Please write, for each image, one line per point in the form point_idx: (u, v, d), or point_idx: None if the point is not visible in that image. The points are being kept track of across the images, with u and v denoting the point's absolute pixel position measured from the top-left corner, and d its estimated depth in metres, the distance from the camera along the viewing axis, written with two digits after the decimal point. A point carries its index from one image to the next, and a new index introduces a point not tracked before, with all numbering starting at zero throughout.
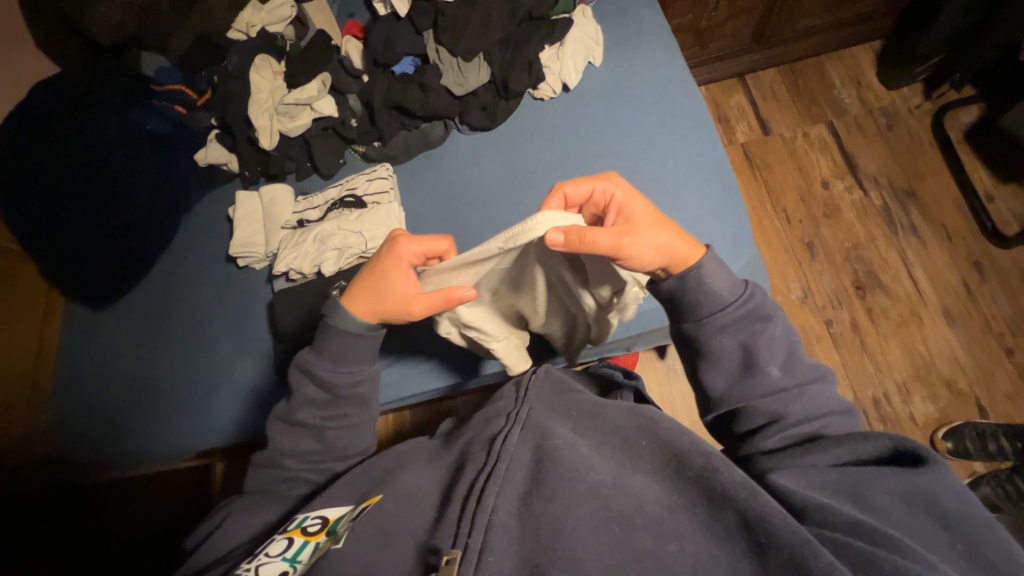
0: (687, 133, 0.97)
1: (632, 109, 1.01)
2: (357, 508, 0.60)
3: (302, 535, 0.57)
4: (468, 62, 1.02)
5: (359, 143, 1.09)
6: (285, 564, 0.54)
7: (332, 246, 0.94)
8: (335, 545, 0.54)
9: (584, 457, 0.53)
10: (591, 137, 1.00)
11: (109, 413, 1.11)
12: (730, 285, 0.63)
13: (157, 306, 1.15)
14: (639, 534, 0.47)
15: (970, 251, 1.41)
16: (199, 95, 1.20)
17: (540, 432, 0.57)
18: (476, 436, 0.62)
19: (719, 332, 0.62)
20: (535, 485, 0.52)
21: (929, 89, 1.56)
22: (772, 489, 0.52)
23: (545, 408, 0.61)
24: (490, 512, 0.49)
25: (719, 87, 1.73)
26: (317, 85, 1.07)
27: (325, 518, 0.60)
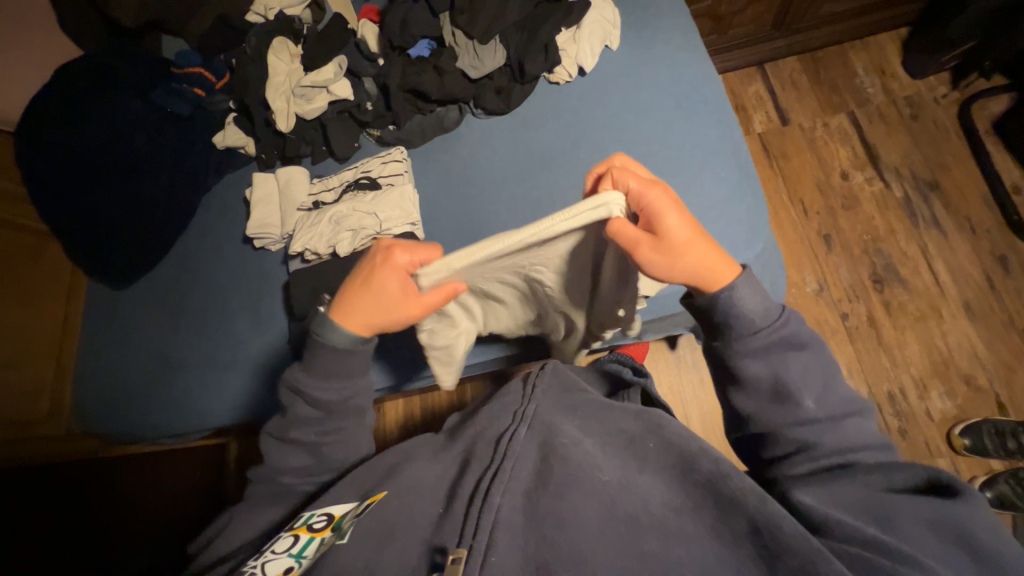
0: (704, 118, 0.96)
1: (649, 94, 1.00)
2: (362, 504, 0.60)
3: (308, 531, 0.58)
4: (484, 45, 1.02)
5: (374, 127, 1.10)
6: (291, 560, 0.56)
7: (347, 227, 0.95)
8: (339, 542, 0.54)
9: (591, 459, 0.55)
10: (606, 122, 1.00)
11: (127, 390, 1.13)
12: (766, 308, 0.58)
13: (178, 286, 1.18)
14: (646, 535, 0.48)
15: (994, 245, 1.38)
16: (217, 79, 1.22)
17: (547, 431, 0.57)
18: (481, 432, 0.61)
19: (747, 355, 0.58)
20: (540, 483, 0.52)
21: (956, 78, 1.52)
22: (795, 508, 0.52)
23: (552, 408, 0.61)
24: (495, 511, 0.48)
25: (737, 76, 1.71)
26: (333, 68, 1.07)
27: (331, 514, 0.61)
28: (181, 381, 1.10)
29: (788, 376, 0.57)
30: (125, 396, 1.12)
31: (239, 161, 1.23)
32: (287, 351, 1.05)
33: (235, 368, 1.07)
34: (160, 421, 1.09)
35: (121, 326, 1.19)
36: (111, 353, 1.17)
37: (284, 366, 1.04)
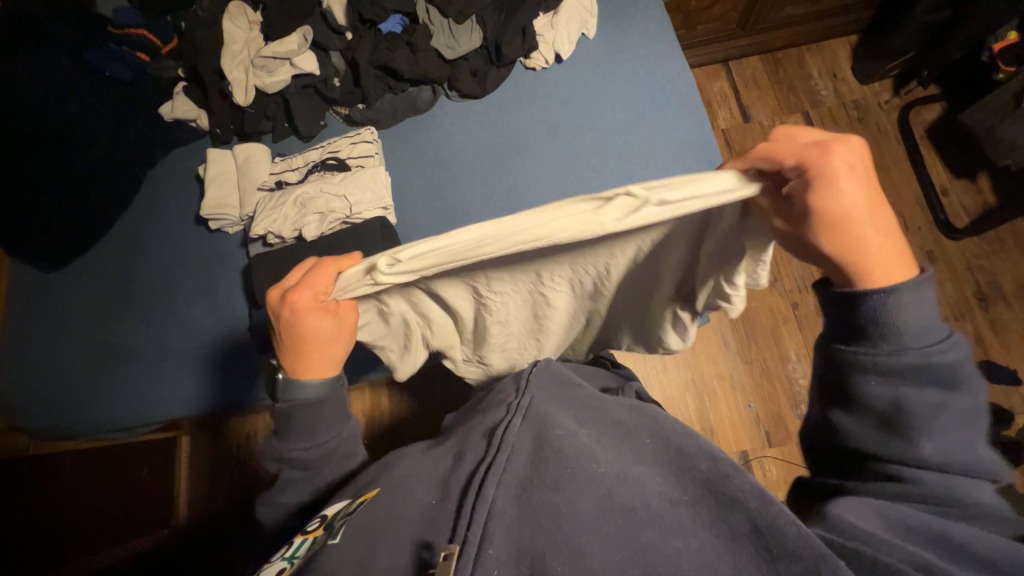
0: (678, 112, 0.98)
1: (625, 84, 1.01)
2: (353, 502, 0.58)
3: (302, 535, 0.58)
4: (459, 24, 0.98)
5: (342, 105, 1.05)
6: (285, 563, 0.55)
7: (313, 210, 0.90)
8: (330, 541, 0.52)
9: (589, 452, 0.54)
10: (584, 111, 1.00)
11: (60, 382, 1.03)
12: (926, 326, 0.46)
13: (122, 269, 1.08)
14: (642, 528, 0.47)
15: (924, 241, 1.50)
16: (164, 43, 1.11)
17: (541, 422, 0.57)
18: (474, 429, 0.62)
19: (878, 375, 0.47)
20: (535, 475, 0.52)
21: (898, 85, 1.63)
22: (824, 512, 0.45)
23: (549, 400, 0.62)
24: (489, 504, 0.48)
25: (704, 72, 1.76)
26: (297, 39, 1.00)
27: (324, 515, 0.60)
28: (127, 372, 1.01)
29: (915, 413, 0.46)
30: (63, 386, 1.03)
31: (192, 136, 1.13)
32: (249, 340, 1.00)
33: (190, 357, 1.01)
34: (103, 413, 1.00)
35: (55, 311, 1.08)
36: (45, 342, 1.06)
37: (247, 355, 0.99)
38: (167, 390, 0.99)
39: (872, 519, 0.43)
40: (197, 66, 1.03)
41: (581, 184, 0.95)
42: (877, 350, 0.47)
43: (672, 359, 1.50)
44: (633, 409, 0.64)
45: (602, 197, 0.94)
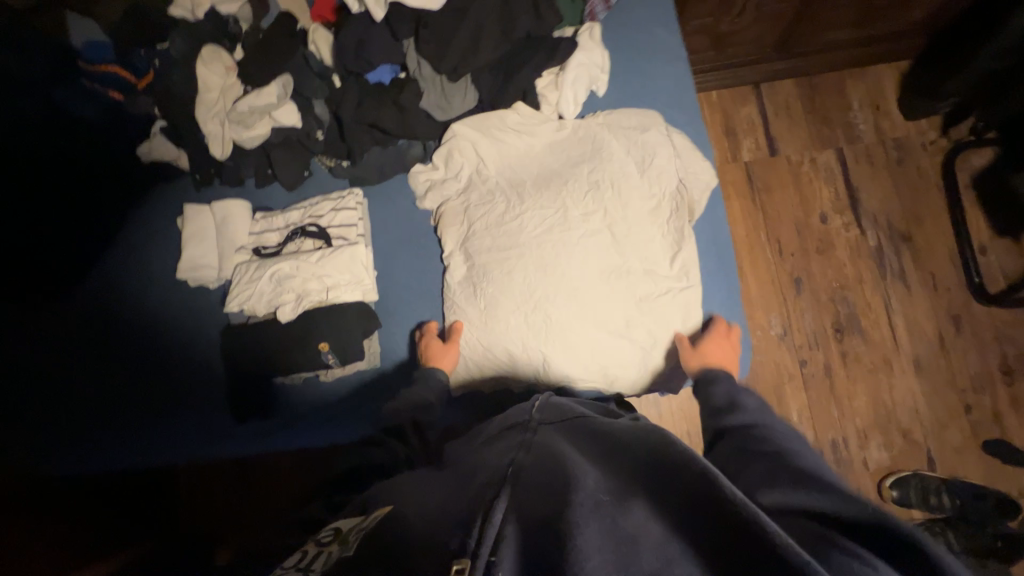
0: (653, 211, 0.88)
1: (597, 165, 0.88)
2: (367, 517, 0.59)
3: (316, 546, 0.56)
4: (454, 82, 0.88)
5: (326, 156, 0.97)
6: (298, 571, 0.51)
7: (290, 289, 0.87)
8: (347, 551, 0.52)
9: (584, 473, 0.50)
10: (549, 195, 0.88)
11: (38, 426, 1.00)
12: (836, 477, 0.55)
13: (95, 316, 1.04)
14: (647, 558, 0.41)
15: (951, 303, 1.41)
16: (137, 78, 1.01)
17: (548, 453, 0.57)
18: (488, 460, 0.62)
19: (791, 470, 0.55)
20: (535, 499, 0.49)
21: (947, 125, 1.47)
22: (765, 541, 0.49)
23: (555, 431, 0.62)
24: (500, 526, 0.47)
25: (732, 95, 1.60)
26: (277, 89, 0.91)
27: (338, 530, 0.59)
28: (109, 422, 0.99)
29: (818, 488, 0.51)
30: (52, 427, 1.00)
31: (172, 176, 1.07)
32: (226, 404, 0.97)
33: (169, 416, 0.98)
34: (92, 460, 0.98)
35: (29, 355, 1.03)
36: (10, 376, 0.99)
37: (222, 420, 0.96)
38: (154, 442, 0.98)
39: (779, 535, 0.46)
40: (173, 112, 0.96)
41: (533, 288, 0.86)
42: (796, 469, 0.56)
43: (668, 410, 1.46)
44: (637, 423, 0.57)
45: (553, 304, 0.85)
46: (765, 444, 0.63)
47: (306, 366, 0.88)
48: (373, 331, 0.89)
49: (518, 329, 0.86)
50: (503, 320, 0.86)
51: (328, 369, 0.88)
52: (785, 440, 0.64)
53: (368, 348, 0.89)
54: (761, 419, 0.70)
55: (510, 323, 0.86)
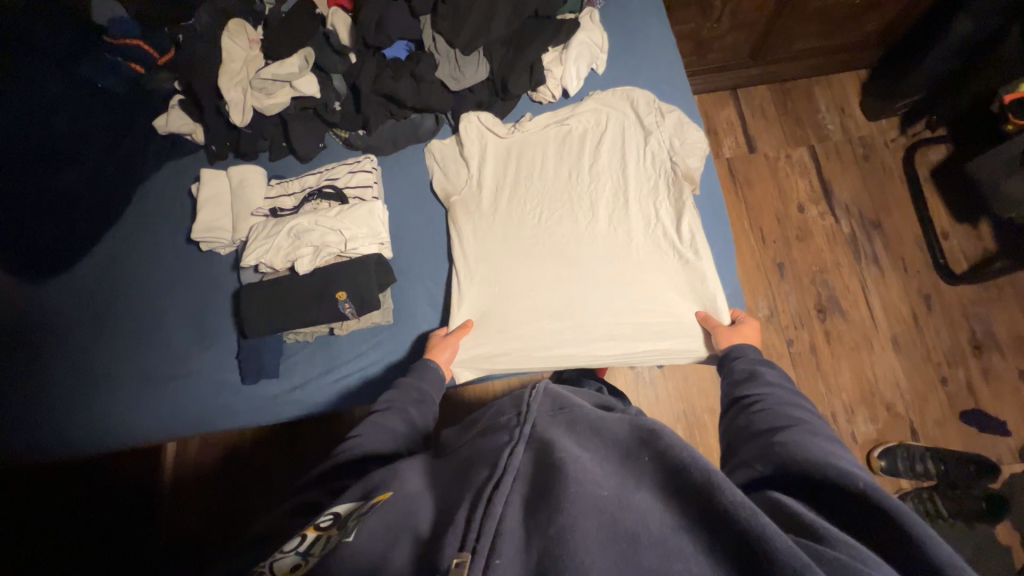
0: (650, 192, 0.93)
1: (597, 170, 0.96)
2: (366, 503, 0.56)
3: (315, 530, 0.53)
4: (467, 56, 0.94)
5: (342, 128, 1.03)
6: (297, 558, 0.50)
7: (308, 242, 0.88)
8: (346, 538, 0.49)
9: (588, 469, 0.50)
10: (556, 195, 0.96)
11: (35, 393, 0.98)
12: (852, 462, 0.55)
13: (106, 283, 1.05)
14: (644, 552, 0.43)
15: (921, 284, 1.51)
16: (159, 54, 1.06)
17: (544, 442, 0.56)
18: (482, 453, 0.60)
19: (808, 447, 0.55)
20: (537, 495, 0.49)
21: (906, 124, 1.62)
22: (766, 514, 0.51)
23: (553, 424, 0.60)
24: (498, 519, 0.47)
25: (712, 98, 1.74)
26: (298, 61, 0.96)
27: (336, 514, 0.56)
28: (112, 390, 0.98)
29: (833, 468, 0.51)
30: (53, 395, 0.98)
31: (187, 150, 1.11)
32: (235, 366, 0.97)
33: (173, 381, 0.97)
34: (96, 426, 0.97)
35: (36, 320, 1.03)
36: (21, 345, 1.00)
37: (231, 381, 0.96)
38: (157, 409, 0.96)
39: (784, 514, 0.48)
40: (195, 83, 1.00)
41: (549, 273, 0.92)
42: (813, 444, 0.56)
43: (665, 391, 1.49)
44: (637, 421, 0.57)
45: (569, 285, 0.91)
46: (769, 413, 0.64)
47: (321, 319, 0.88)
48: (387, 286, 0.92)
49: (537, 309, 0.91)
50: (525, 301, 0.91)
51: (343, 323, 0.91)
52: (790, 409, 0.64)
53: (382, 303, 0.92)
54: (773, 390, 0.68)
55: (532, 304, 0.91)
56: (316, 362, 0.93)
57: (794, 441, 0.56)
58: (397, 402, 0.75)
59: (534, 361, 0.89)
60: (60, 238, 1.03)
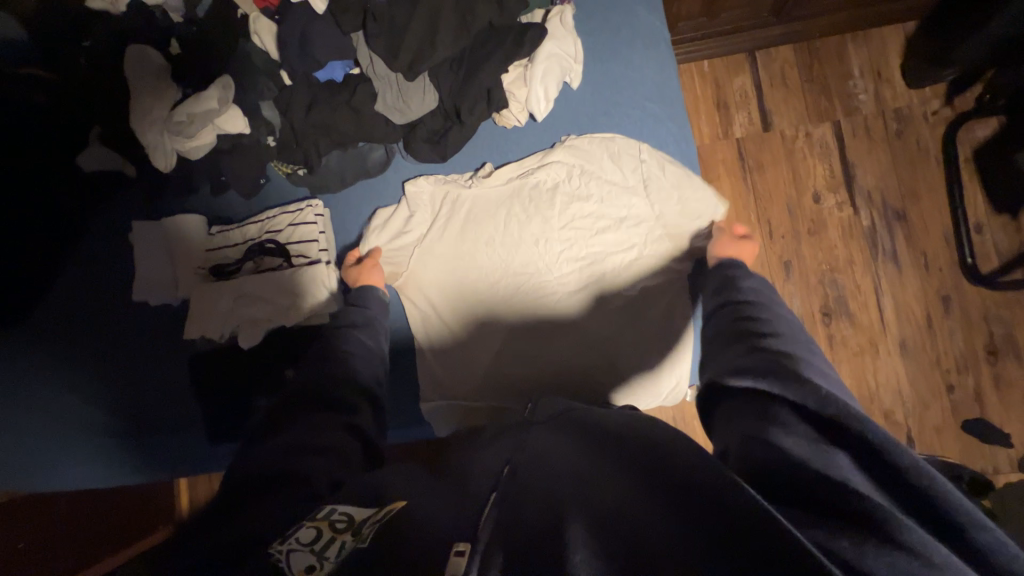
0: (628, 259, 0.85)
1: (575, 223, 0.86)
2: (379, 508, 0.50)
3: (329, 530, 0.47)
4: (411, 82, 0.79)
5: (281, 161, 0.88)
6: (312, 558, 0.44)
7: (247, 313, 0.85)
8: (361, 545, 0.45)
9: (574, 474, 0.46)
10: (525, 256, 0.86)
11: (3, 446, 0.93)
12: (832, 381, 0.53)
13: (51, 339, 0.97)
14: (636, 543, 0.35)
15: (942, 283, 1.39)
16: (65, 77, 0.92)
17: (535, 457, 0.52)
18: (476, 467, 0.56)
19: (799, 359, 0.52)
20: (522, 497, 0.45)
21: (952, 93, 1.39)
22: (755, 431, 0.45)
23: (546, 434, 0.58)
24: (490, 524, 0.42)
25: (725, 63, 1.49)
26: (217, 93, 0.82)
27: (351, 514, 0.49)
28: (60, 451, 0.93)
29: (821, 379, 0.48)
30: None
31: (115, 185, 0.99)
32: (195, 430, 0.92)
33: (131, 442, 0.94)
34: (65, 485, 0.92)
35: None
36: None
37: (191, 441, 0.92)
38: (117, 470, 0.93)
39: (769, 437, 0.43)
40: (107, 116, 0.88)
41: (525, 317, 0.86)
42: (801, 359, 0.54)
43: None
44: (626, 418, 0.54)
45: (539, 354, 0.85)
46: (755, 325, 0.61)
47: (277, 387, 0.88)
48: None
49: (498, 371, 0.86)
50: (486, 359, 0.87)
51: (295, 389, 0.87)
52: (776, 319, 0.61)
53: None
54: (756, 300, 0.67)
55: (497, 353, 0.86)
56: None
57: (774, 352, 0.54)
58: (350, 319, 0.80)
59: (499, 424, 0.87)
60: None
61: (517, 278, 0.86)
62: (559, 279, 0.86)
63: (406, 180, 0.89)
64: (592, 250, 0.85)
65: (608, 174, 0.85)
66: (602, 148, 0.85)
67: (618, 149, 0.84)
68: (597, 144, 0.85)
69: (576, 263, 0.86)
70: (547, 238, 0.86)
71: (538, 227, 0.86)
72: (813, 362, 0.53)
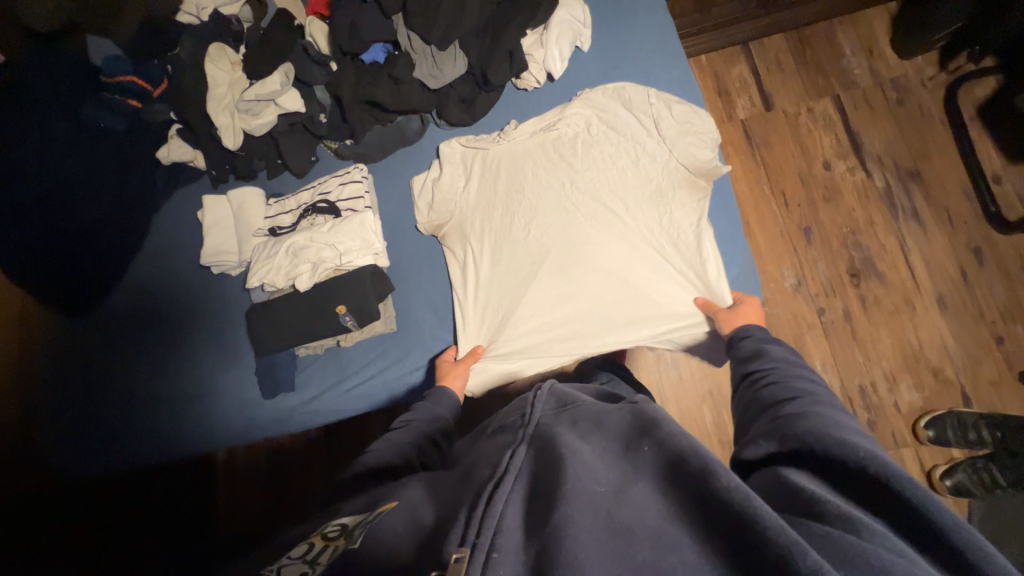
0: (652, 192, 0.92)
1: (589, 218, 0.92)
2: (372, 512, 0.57)
3: (323, 539, 0.54)
4: (443, 51, 0.92)
5: (331, 139, 1.02)
6: (304, 565, 0.50)
7: (306, 259, 0.92)
8: (351, 545, 0.51)
9: (591, 469, 0.50)
10: (550, 201, 0.94)
11: (100, 411, 1.05)
12: (847, 424, 0.53)
13: (131, 314, 1.10)
14: (638, 545, 0.42)
15: (970, 237, 1.38)
16: (155, 87, 1.09)
17: (549, 442, 0.56)
18: (488, 459, 0.60)
19: (815, 413, 0.53)
20: (538, 495, 0.49)
21: (945, 60, 1.46)
22: (778, 478, 0.49)
23: (556, 421, 0.62)
24: (497, 516, 0.46)
25: (720, 56, 1.62)
26: (279, 78, 0.96)
27: (345, 523, 0.56)
28: (117, 424, 1.04)
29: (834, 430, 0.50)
30: (79, 437, 1.04)
31: (189, 177, 1.14)
32: (255, 382, 1.01)
33: (194, 406, 1.02)
34: (151, 442, 1.02)
35: (88, 350, 1.09)
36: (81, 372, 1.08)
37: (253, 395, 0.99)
38: (174, 437, 1.01)
39: (794, 483, 0.47)
40: (186, 110, 1.03)
41: (552, 325, 0.90)
42: (820, 411, 0.54)
43: (688, 370, 1.42)
44: (636, 411, 0.57)
45: (573, 328, 0.90)
46: (774, 389, 0.61)
47: (327, 332, 0.92)
48: (386, 295, 0.94)
49: (532, 311, 0.91)
50: (521, 302, 0.92)
51: (347, 333, 0.93)
52: (797, 379, 0.62)
53: (384, 312, 0.94)
54: (771, 363, 0.68)
55: (529, 299, 0.91)
56: (328, 373, 0.95)
57: (798, 413, 0.54)
58: (414, 419, 0.76)
59: (546, 363, 0.90)
60: (47, 280, 1.06)
61: (535, 244, 0.93)
62: (579, 224, 0.92)
63: (440, 142, 1.00)
64: (613, 187, 0.93)
65: (624, 115, 0.94)
66: (616, 94, 0.95)
67: (629, 92, 0.94)
68: (609, 93, 0.95)
69: (591, 225, 0.92)
70: (566, 191, 0.94)
71: (556, 187, 0.94)
72: (830, 412, 0.54)
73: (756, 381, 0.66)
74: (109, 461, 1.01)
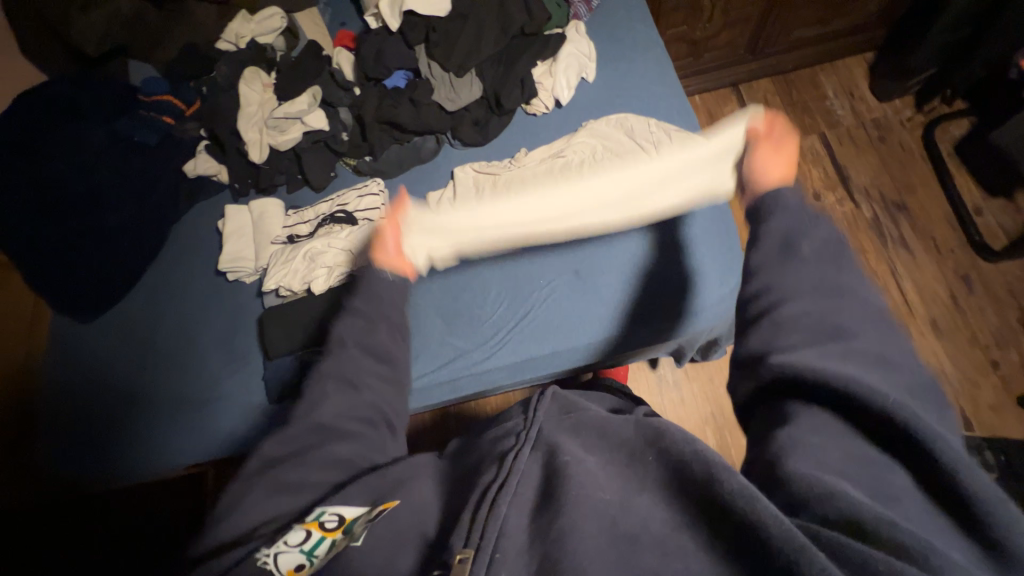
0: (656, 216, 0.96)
1: (599, 247, 0.98)
2: (373, 508, 0.53)
3: (319, 529, 0.50)
4: (459, 78, 1.02)
5: (350, 157, 1.08)
6: (302, 557, 0.49)
7: (322, 264, 0.97)
8: (354, 544, 0.50)
9: (594, 478, 0.47)
10: None
11: (96, 419, 1.04)
12: (889, 378, 0.48)
13: (139, 320, 1.11)
14: (642, 553, 0.41)
15: (958, 264, 1.43)
16: (187, 105, 1.18)
17: (552, 447, 0.52)
18: (487, 456, 0.57)
19: (859, 366, 0.47)
20: (542, 500, 0.47)
21: (920, 102, 1.58)
22: (803, 473, 0.42)
23: (556, 425, 0.56)
24: (500, 520, 0.45)
25: (714, 96, 1.73)
26: (307, 99, 1.05)
27: (341, 514, 0.52)
28: (109, 433, 1.02)
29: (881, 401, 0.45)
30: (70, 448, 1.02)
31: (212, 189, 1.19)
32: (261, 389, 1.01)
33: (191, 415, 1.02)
34: (145, 453, 1.01)
35: (92, 356, 1.10)
36: (80, 378, 1.08)
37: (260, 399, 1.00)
38: (169, 447, 1.00)
39: (826, 479, 0.40)
40: (216, 126, 1.10)
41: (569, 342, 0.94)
42: (866, 371, 0.47)
43: (691, 391, 1.42)
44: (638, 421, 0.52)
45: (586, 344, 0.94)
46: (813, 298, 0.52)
47: None
48: None
49: (545, 329, 0.95)
50: (534, 318, 0.95)
51: None
52: (834, 287, 0.52)
53: None
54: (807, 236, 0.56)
55: (542, 317, 0.95)
56: None
57: (847, 373, 0.46)
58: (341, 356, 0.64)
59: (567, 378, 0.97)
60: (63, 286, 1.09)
61: (546, 266, 0.98)
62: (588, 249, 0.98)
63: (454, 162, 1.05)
64: (619, 213, 0.98)
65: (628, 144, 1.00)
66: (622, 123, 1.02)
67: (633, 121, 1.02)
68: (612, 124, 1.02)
69: (600, 250, 0.97)
70: (576, 216, 0.99)
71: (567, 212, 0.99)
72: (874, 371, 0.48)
73: (773, 271, 0.56)
74: (102, 471, 1.00)
